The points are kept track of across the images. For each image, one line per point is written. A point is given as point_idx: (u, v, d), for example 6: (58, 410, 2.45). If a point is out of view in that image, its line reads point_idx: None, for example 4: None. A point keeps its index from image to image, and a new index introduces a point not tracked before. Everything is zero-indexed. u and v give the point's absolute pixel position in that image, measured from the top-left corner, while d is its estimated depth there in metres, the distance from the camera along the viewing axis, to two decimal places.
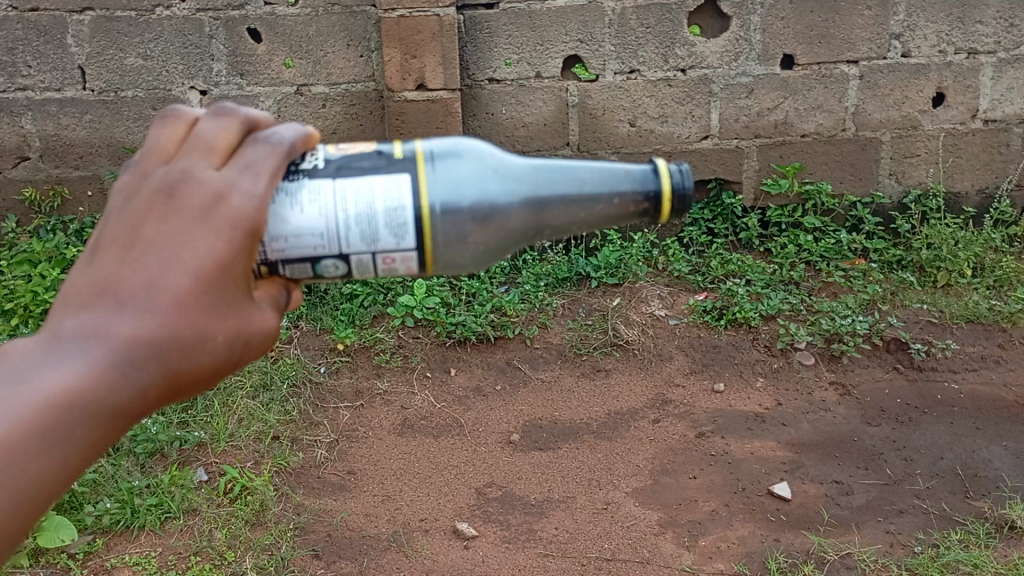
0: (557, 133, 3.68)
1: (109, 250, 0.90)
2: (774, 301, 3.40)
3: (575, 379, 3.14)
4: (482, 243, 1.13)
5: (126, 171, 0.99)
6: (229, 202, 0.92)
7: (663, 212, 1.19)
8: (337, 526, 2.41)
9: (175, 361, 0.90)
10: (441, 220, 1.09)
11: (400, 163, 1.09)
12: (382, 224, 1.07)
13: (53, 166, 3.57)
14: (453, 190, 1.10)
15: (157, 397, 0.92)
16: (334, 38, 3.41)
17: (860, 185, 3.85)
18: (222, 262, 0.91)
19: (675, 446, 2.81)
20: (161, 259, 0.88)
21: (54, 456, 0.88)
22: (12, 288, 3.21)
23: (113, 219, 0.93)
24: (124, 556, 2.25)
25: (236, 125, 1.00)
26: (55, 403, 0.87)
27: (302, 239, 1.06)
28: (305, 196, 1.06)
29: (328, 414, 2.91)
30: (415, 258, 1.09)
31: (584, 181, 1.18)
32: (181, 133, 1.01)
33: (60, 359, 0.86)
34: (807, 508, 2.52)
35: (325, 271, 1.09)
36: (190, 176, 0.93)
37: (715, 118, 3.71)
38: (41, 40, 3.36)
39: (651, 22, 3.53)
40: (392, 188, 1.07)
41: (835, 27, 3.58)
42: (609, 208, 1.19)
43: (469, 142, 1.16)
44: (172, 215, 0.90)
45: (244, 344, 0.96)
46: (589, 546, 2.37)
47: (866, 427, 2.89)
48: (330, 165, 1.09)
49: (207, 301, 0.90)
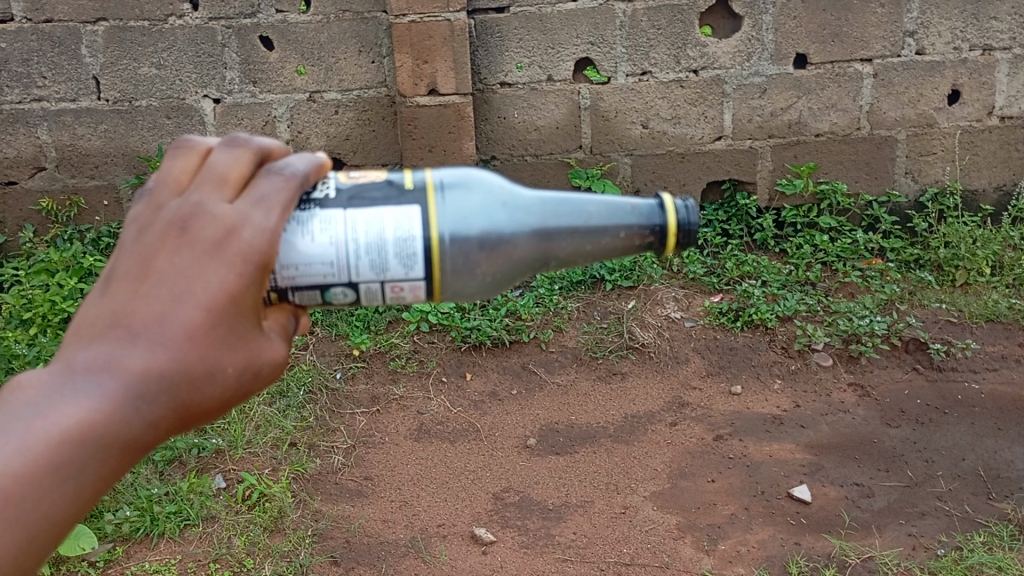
0: (569, 136, 3.67)
1: (120, 282, 0.90)
2: (791, 302, 3.37)
3: (591, 382, 3.13)
4: (490, 272, 1.12)
5: (139, 200, 0.99)
6: (241, 236, 0.91)
7: (668, 246, 1.18)
8: (355, 533, 2.40)
9: (186, 393, 0.90)
10: (450, 250, 1.08)
11: (411, 194, 1.09)
12: (391, 253, 1.06)
13: (69, 176, 3.58)
14: (463, 220, 1.09)
15: (168, 428, 0.91)
16: (345, 45, 3.43)
17: (875, 184, 3.81)
18: (233, 295, 0.90)
19: (693, 449, 2.79)
20: (172, 292, 0.88)
21: (66, 489, 0.88)
22: (30, 297, 3.23)
23: (125, 251, 0.93)
24: (143, 563, 2.26)
25: (249, 156, 0.99)
26: (68, 437, 0.86)
27: (312, 268, 1.05)
28: (316, 225, 1.05)
29: (344, 419, 2.90)
30: (424, 287, 1.09)
31: (591, 215, 1.18)
32: (194, 163, 1.00)
33: (72, 394, 0.87)
34: (828, 511, 2.49)
35: (334, 299, 1.09)
36: (202, 210, 0.93)
37: (728, 118, 3.69)
38: (56, 51, 3.38)
39: (662, 23, 3.52)
40: (402, 219, 1.07)
41: (848, 26, 3.57)
42: (615, 240, 1.18)
43: (479, 173, 1.15)
44: (184, 248, 0.90)
45: (254, 374, 0.96)
46: (608, 551, 2.35)
47: (886, 429, 2.86)
48: (342, 195, 1.09)
49: (217, 334, 0.90)
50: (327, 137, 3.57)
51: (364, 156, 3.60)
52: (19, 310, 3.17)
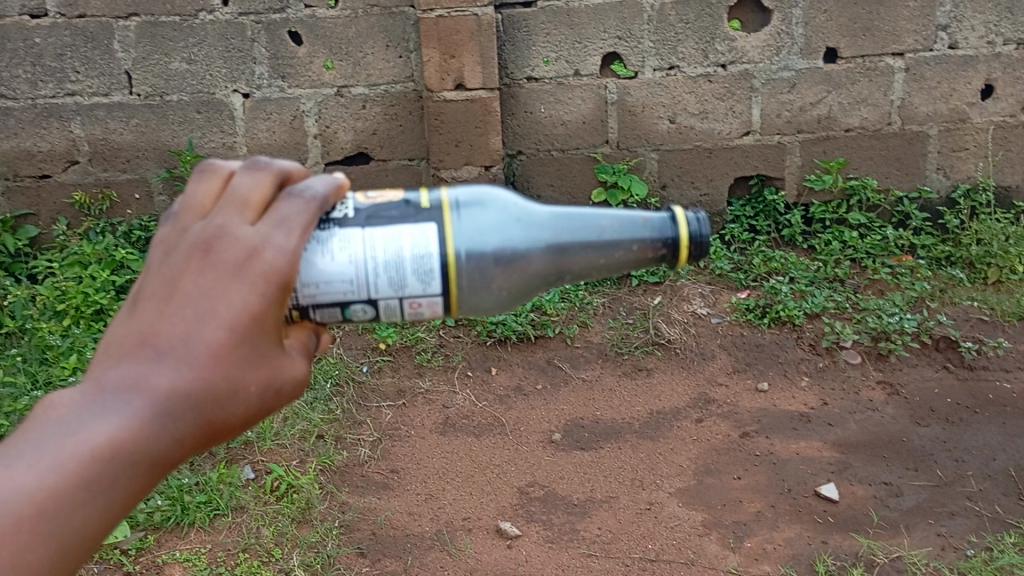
0: (596, 131, 3.65)
1: (147, 304, 0.91)
2: (819, 299, 3.35)
3: (617, 378, 3.12)
4: (506, 288, 1.14)
5: (166, 223, 1.00)
6: (262, 257, 0.92)
7: (681, 258, 1.19)
8: (382, 525, 2.42)
9: (211, 411, 0.90)
10: (466, 266, 1.10)
11: (427, 212, 1.11)
12: (409, 270, 1.07)
13: (101, 169, 3.61)
14: (479, 237, 1.11)
15: (193, 446, 0.92)
16: (373, 39, 3.45)
17: (907, 179, 3.76)
18: (256, 315, 0.91)
19: (719, 445, 2.78)
20: (197, 313, 0.89)
21: (95, 506, 0.87)
22: (63, 289, 3.30)
23: (152, 273, 0.94)
24: (174, 552, 2.28)
25: (270, 179, 1.00)
26: (97, 455, 0.86)
27: (332, 285, 1.06)
28: (336, 244, 1.06)
29: (371, 412, 2.92)
30: (441, 303, 1.10)
31: (604, 229, 1.19)
32: (218, 187, 1.01)
33: (101, 413, 0.87)
34: (855, 509, 2.47)
35: (354, 315, 1.10)
36: (225, 231, 0.94)
37: (757, 113, 3.66)
38: (89, 46, 3.42)
39: (690, 17, 3.50)
40: (419, 236, 1.08)
41: (879, 19, 3.53)
42: (628, 253, 1.19)
43: (494, 190, 1.16)
44: (208, 270, 0.91)
45: (275, 392, 0.97)
46: (633, 547, 2.35)
47: (915, 427, 2.83)
48: (360, 214, 1.10)
49: (240, 353, 0.91)
50: (354, 131, 3.59)
51: (391, 151, 3.62)
52: (53, 302, 3.24)
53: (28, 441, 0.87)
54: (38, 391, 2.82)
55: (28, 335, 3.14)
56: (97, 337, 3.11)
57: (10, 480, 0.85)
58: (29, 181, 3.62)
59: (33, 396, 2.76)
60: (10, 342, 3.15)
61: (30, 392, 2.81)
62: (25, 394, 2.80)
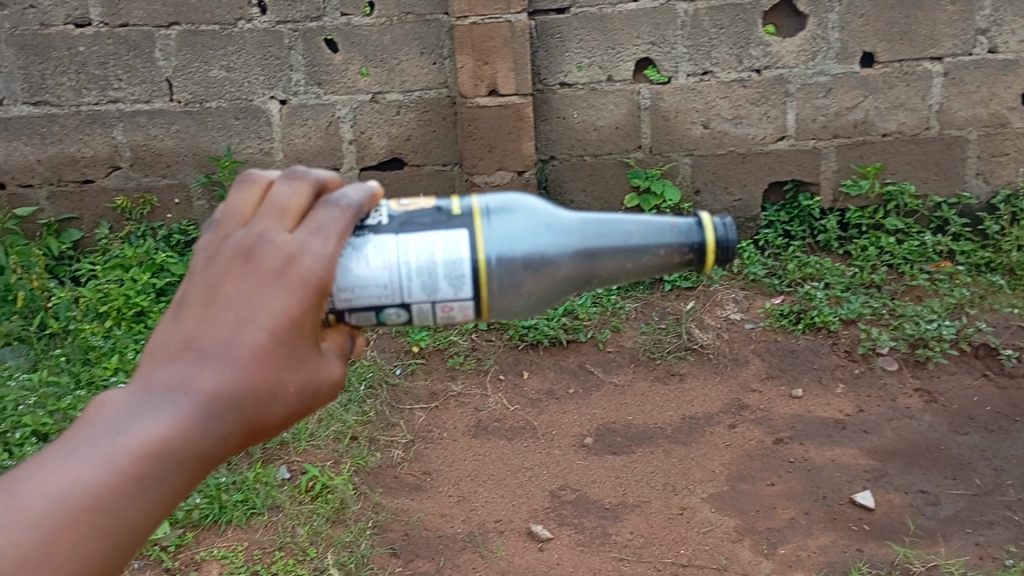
0: (628, 136, 3.65)
1: (190, 308, 0.93)
2: (855, 305, 3.32)
3: (649, 383, 3.12)
4: (535, 292, 1.15)
5: (206, 230, 1.03)
6: (301, 263, 0.95)
7: (707, 262, 1.21)
8: (414, 526, 2.44)
9: (252, 411, 0.93)
10: (497, 271, 1.12)
11: (458, 218, 1.12)
12: (442, 275, 1.09)
13: (142, 174, 3.67)
14: (509, 242, 1.13)
15: (236, 444, 0.94)
16: (408, 46, 3.50)
17: (945, 185, 3.71)
18: (295, 318, 0.94)
19: (752, 451, 2.76)
20: (238, 317, 0.92)
21: (145, 501, 0.89)
22: (105, 291, 3.37)
23: (194, 279, 0.96)
24: (212, 549, 2.32)
25: (308, 187, 1.02)
26: (146, 453, 0.88)
27: (367, 290, 1.08)
28: (370, 250, 1.08)
29: (403, 415, 2.95)
30: (472, 307, 1.12)
31: (631, 234, 1.21)
32: (257, 195, 1.03)
33: (149, 411, 0.89)
34: (891, 517, 2.44)
35: (387, 319, 1.12)
36: (265, 238, 0.96)
37: (792, 118, 3.63)
38: (131, 54, 3.50)
39: (724, 22, 3.49)
40: (451, 242, 1.10)
41: (917, 23, 3.49)
42: (656, 258, 1.21)
43: (523, 197, 1.18)
44: (248, 275, 0.93)
45: (313, 393, 0.99)
46: (665, 552, 2.35)
47: (953, 435, 2.79)
48: (393, 221, 1.11)
49: (280, 355, 0.93)
50: (389, 137, 3.63)
51: (424, 156, 3.66)
52: (95, 303, 3.32)
53: (79, 439, 0.89)
54: (80, 391, 2.88)
55: (71, 336, 3.22)
56: (137, 339, 3.18)
57: (62, 475, 0.87)
58: (73, 186, 3.69)
59: (76, 396, 2.81)
60: (53, 343, 3.23)
61: (72, 392, 2.88)
62: (69, 394, 2.86)
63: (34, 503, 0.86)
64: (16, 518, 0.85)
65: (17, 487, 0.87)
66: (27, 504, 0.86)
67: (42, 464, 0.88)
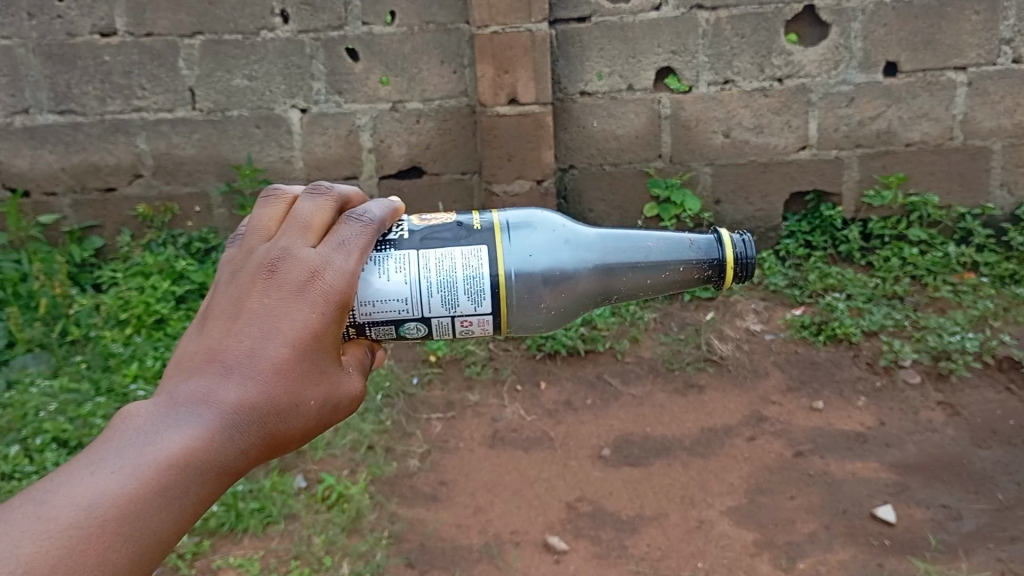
0: (649, 145, 3.64)
1: (215, 322, 0.99)
2: (877, 317, 3.28)
3: (667, 394, 3.10)
4: (555, 306, 1.26)
5: (230, 247, 1.10)
6: (323, 278, 1.02)
7: (727, 278, 1.30)
8: (430, 536, 2.44)
9: (273, 424, 0.98)
10: (516, 285, 1.20)
11: (479, 234, 1.21)
12: (462, 290, 1.17)
13: (164, 183, 3.71)
14: (529, 258, 1.22)
15: (255, 459, 0.97)
16: (428, 56, 3.51)
17: (969, 196, 3.67)
18: (316, 332, 1.00)
19: (772, 465, 2.73)
20: (263, 331, 0.98)
21: (171, 511, 0.87)
22: (126, 298, 3.42)
23: (219, 295, 1.02)
24: (228, 557, 2.29)
25: (330, 204, 1.09)
26: (172, 463, 0.88)
27: (388, 304, 1.16)
28: (392, 265, 1.16)
29: (421, 424, 2.95)
30: (491, 321, 1.20)
31: (651, 250, 1.31)
32: (281, 211, 1.11)
33: (175, 422, 0.91)
34: (913, 533, 2.40)
35: (407, 333, 1.19)
36: (289, 253, 1.03)
37: (814, 127, 3.60)
38: (155, 63, 3.52)
39: (746, 31, 3.47)
40: (472, 257, 1.18)
41: (941, 33, 3.45)
42: (675, 274, 1.31)
43: (544, 215, 1.29)
44: (273, 290, 1.00)
45: (331, 407, 1.05)
46: (682, 565, 2.33)
47: (976, 450, 2.75)
48: (415, 236, 1.20)
49: (301, 369, 0.99)
50: (408, 146, 3.65)
51: (443, 165, 3.68)
52: (116, 311, 3.37)
53: (101, 450, 0.88)
54: (101, 397, 2.90)
55: (92, 343, 3.26)
56: (156, 346, 3.20)
57: (91, 485, 0.85)
58: (96, 194, 3.72)
59: (97, 402, 2.83)
60: (74, 350, 3.27)
61: (93, 398, 2.90)
62: (90, 400, 2.88)
63: (62, 512, 0.83)
64: (44, 527, 0.81)
65: (40, 497, 0.83)
66: (54, 513, 0.82)
67: (66, 475, 0.86)
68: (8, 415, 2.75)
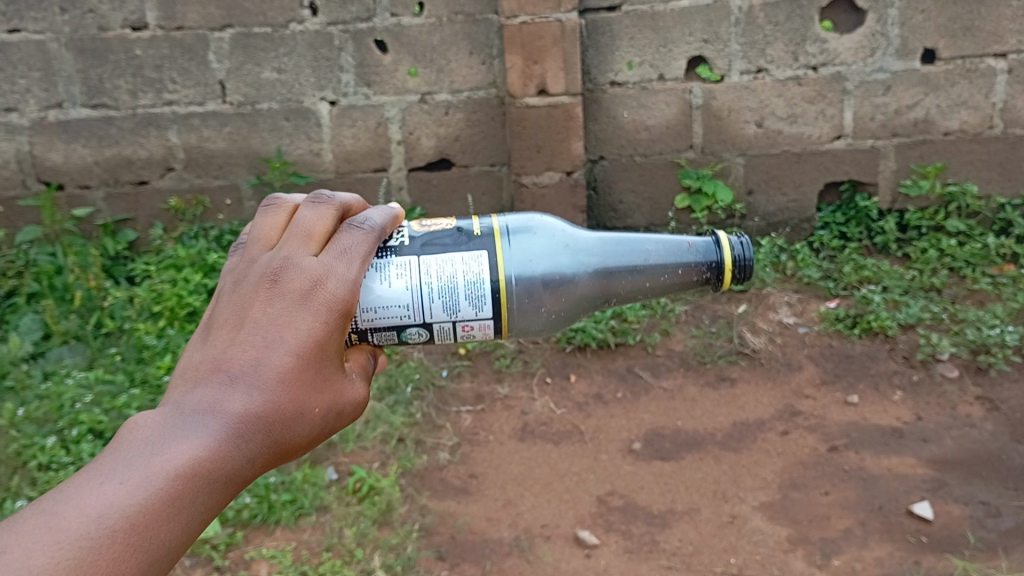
0: (680, 136, 3.59)
1: (221, 333, 0.98)
2: (914, 309, 3.22)
3: (699, 388, 3.06)
4: (554, 310, 1.24)
5: (233, 259, 1.10)
6: (327, 286, 1.01)
7: (725, 280, 1.27)
8: (460, 529, 2.43)
9: (280, 432, 0.97)
10: (517, 289, 1.19)
11: (479, 239, 1.20)
12: (462, 295, 1.16)
13: (196, 176, 3.73)
14: (528, 262, 1.21)
15: (262, 468, 0.96)
16: (456, 47, 3.50)
17: (1009, 185, 3.58)
18: (320, 340, 1.00)
19: (805, 459, 2.69)
20: (267, 341, 0.97)
21: (181, 520, 0.87)
22: (159, 290, 3.44)
23: (223, 306, 1.02)
24: (261, 549, 2.29)
25: (332, 212, 1.09)
26: (180, 473, 0.88)
27: (389, 310, 1.15)
28: (393, 271, 1.15)
29: (450, 417, 2.94)
30: (492, 325, 1.19)
31: (649, 253, 1.30)
32: (283, 221, 1.10)
33: (180, 433, 0.90)
34: (951, 530, 2.35)
35: (409, 338, 1.18)
36: (292, 262, 1.02)
37: (849, 117, 3.54)
38: (186, 57, 3.54)
39: (780, 19, 3.41)
40: (472, 263, 1.17)
41: (980, 19, 3.38)
42: (674, 277, 1.29)
43: (541, 218, 1.28)
44: (276, 300, 0.99)
45: (336, 414, 1.05)
46: (714, 561, 2.30)
47: (1016, 445, 2.68)
48: (415, 242, 1.19)
49: (306, 376, 0.99)
50: (437, 138, 3.65)
51: (472, 157, 3.67)
52: (149, 303, 3.39)
53: (111, 461, 0.88)
54: (134, 389, 2.92)
55: (126, 335, 3.29)
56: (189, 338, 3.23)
57: (100, 495, 0.84)
58: (129, 187, 3.75)
59: (131, 394, 2.85)
60: (109, 342, 3.30)
61: (127, 390, 2.92)
62: (124, 392, 2.90)
63: (71, 522, 0.82)
64: (54, 538, 0.80)
65: (51, 508, 0.83)
66: (63, 524, 0.81)
67: (76, 485, 0.85)
68: (44, 406, 2.79)
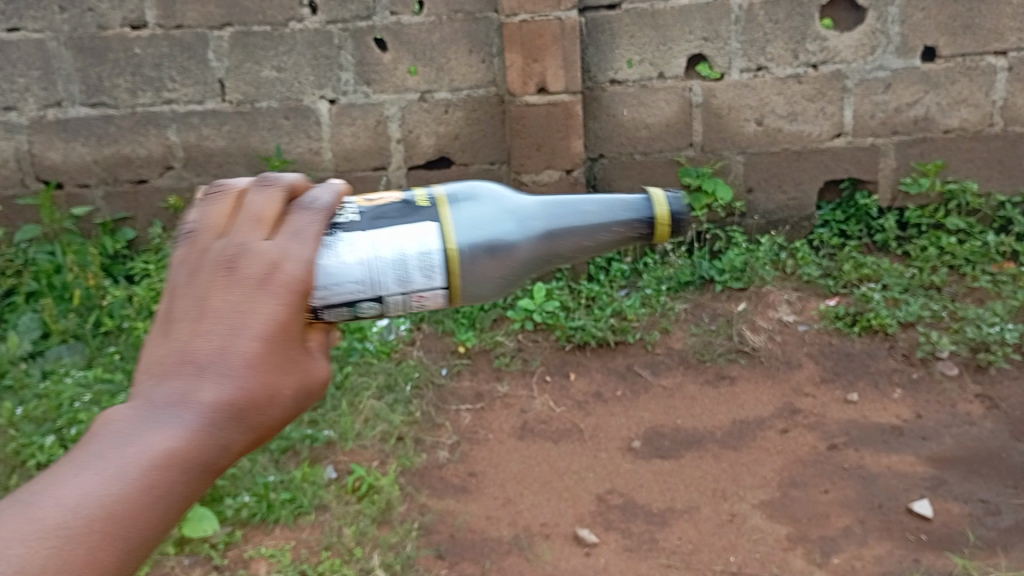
0: (679, 134, 3.58)
1: (177, 325, 0.87)
2: (913, 307, 3.21)
3: (698, 386, 3.06)
4: (499, 275, 1.22)
5: (179, 244, 0.96)
6: (284, 268, 0.90)
7: (661, 235, 1.27)
8: (460, 527, 2.43)
9: (255, 418, 0.87)
10: (465, 257, 1.16)
11: (424, 210, 1.16)
12: (414, 266, 1.12)
13: (195, 174, 3.71)
14: (471, 229, 1.19)
15: (239, 458, 0.87)
16: (456, 45, 3.50)
17: (1009, 183, 3.57)
18: (287, 322, 0.89)
19: (805, 458, 2.69)
20: (228, 328, 0.86)
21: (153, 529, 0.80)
22: (158, 289, 3.44)
23: (178, 295, 0.90)
24: (260, 547, 2.30)
25: (279, 194, 0.97)
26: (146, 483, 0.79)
27: (341, 286, 1.08)
28: (341, 245, 1.09)
29: (449, 415, 2.94)
30: (444, 294, 1.15)
31: (587, 214, 1.30)
32: (230, 204, 0.97)
33: (141, 441, 0.81)
34: (951, 528, 2.35)
35: (362, 313, 1.12)
36: (245, 247, 0.90)
37: (849, 115, 3.53)
38: (185, 55, 3.54)
39: (780, 17, 3.41)
40: (421, 234, 1.13)
41: (980, 17, 3.38)
42: (612, 235, 1.29)
43: (479, 185, 1.26)
44: (232, 286, 0.88)
45: (313, 394, 0.94)
46: (714, 559, 2.30)
47: (1016, 443, 2.68)
48: (362, 217, 1.13)
49: (276, 359, 0.88)
50: (437, 136, 3.64)
51: (472, 156, 3.67)
52: (149, 302, 3.39)
53: (66, 479, 0.79)
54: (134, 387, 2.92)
55: (126, 334, 3.29)
56: None
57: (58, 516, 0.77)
58: (128, 186, 3.74)
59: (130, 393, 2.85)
60: (108, 340, 3.30)
61: (126, 389, 2.92)
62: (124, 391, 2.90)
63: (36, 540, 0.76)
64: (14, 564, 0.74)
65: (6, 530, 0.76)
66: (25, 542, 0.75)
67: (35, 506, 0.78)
68: (43, 405, 2.79)
